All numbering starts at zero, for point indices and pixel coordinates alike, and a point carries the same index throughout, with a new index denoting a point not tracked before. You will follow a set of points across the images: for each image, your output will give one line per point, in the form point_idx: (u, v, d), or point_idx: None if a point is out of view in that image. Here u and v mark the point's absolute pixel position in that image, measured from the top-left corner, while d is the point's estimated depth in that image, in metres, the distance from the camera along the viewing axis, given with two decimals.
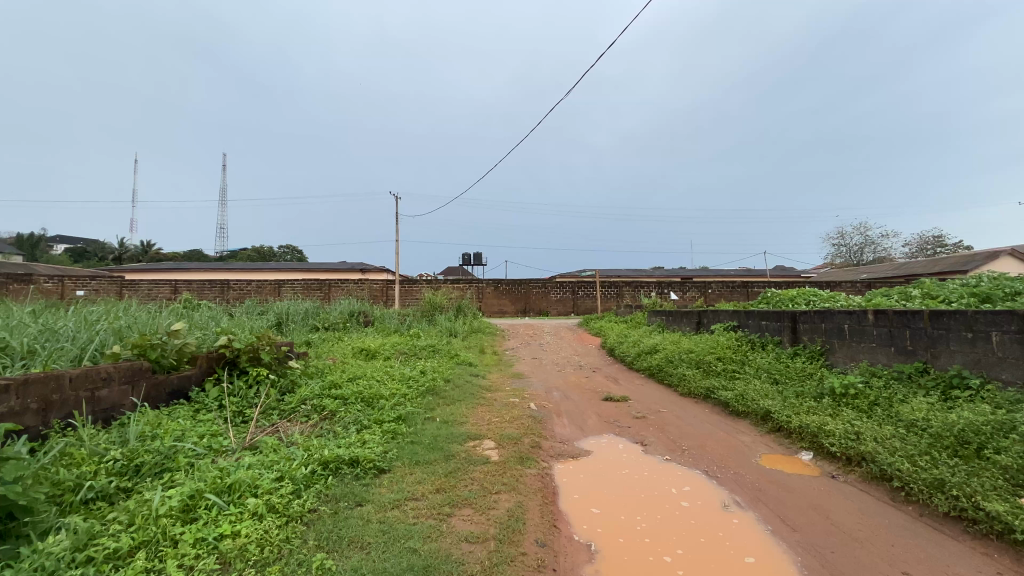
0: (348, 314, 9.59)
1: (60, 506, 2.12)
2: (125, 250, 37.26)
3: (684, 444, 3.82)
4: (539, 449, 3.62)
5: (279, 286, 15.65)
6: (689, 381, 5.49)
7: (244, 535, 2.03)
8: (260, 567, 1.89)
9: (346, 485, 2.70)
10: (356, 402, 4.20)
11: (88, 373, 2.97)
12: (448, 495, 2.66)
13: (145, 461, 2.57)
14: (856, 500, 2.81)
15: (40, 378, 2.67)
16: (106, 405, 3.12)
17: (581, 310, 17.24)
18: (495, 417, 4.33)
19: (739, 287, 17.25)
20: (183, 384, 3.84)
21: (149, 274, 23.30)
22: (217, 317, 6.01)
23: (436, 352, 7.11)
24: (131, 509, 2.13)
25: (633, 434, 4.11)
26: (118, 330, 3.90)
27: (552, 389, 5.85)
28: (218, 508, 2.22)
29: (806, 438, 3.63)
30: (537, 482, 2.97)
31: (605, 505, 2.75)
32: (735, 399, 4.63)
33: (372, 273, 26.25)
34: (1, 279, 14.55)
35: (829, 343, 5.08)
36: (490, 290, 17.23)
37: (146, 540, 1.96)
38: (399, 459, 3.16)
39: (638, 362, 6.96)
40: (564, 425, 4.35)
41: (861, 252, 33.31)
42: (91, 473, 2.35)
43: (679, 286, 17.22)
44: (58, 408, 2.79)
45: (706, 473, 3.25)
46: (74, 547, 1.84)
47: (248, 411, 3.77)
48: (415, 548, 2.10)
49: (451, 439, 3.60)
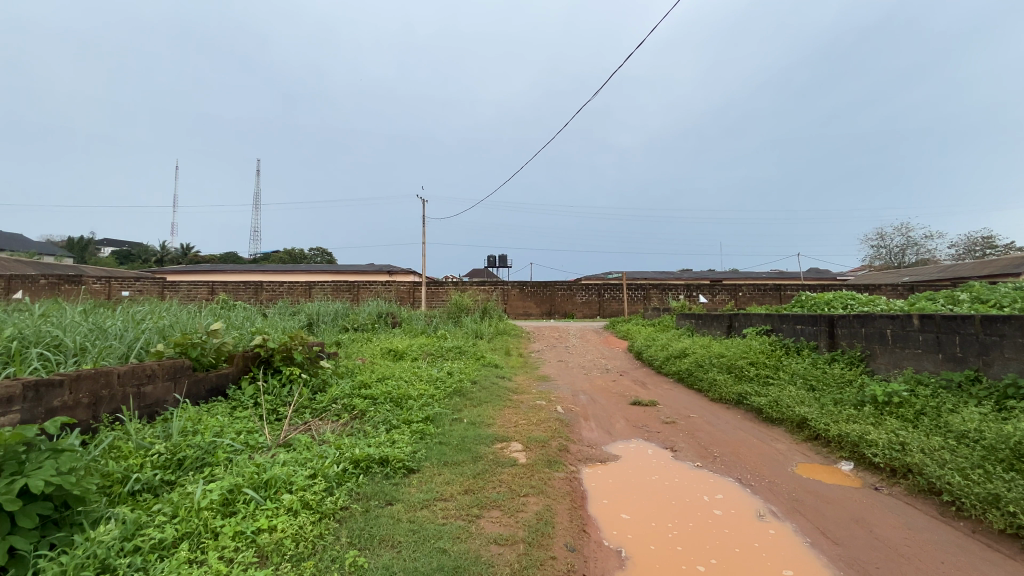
0: (376, 315, 9.77)
1: (110, 496, 2.23)
2: (166, 253, 39.09)
3: (716, 450, 3.74)
4: (567, 452, 3.60)
5: (309, 287, 16.13)
6: (720, 387, 5.36)
7: (280, 530, 2.08)
8: (295, 562, 1.94)
9: (376, 484, 2.74)
10: (385, 402, 4.27)
11: (135, 370, 3.11)
12: (477, 496, 2.67)
13: (187, 455, 2.68)
14: (902, 514, 2.68)
15: (90, 374, 2.81)
16: (151, 401, 3.26)
17: (607, 313, 17.06)
18: (522, 420, 4.33)
19: (772, 290, 16.75)
20: (221, 382, 3.99)
21: (189, 276, 24.28)
22: (252, 317, 6.20)
23: (463, 353, 7.16)
24: (174, 502, 2.22)
25: (662, 439, 4.04)
26: (162, 330, 4.07)
27: (578, 392, 5.80)
28: (255, 502, 2.29)
29: (845, 447, 3.50)
30: (565, 486, 2.95)
31: (635, 510, 2.71)
32: (769, 405, 4.50)
33: (399, 275, 26.65)
34: (53, 279, 15.46)
35: (870, 349, 4.88)
36: (515, 292, 17.23)
37: (189, 531, 2.04)
38: (427, 459, 3.19)
39: (667, 365, 6.84)
40: (592, 429, 4.31)
41: (902, 254, 31.86)
42: (137, 465, 2.46)
43: (708, 288, 16.83)
44: (107, 403, 2.93)
45: (739, 481, 3.16)
46: (123, 537, 1.93)
47: (282, 409, 3.88)
48: (444, 548, 2.12)
49: (478, 440, 3.62)
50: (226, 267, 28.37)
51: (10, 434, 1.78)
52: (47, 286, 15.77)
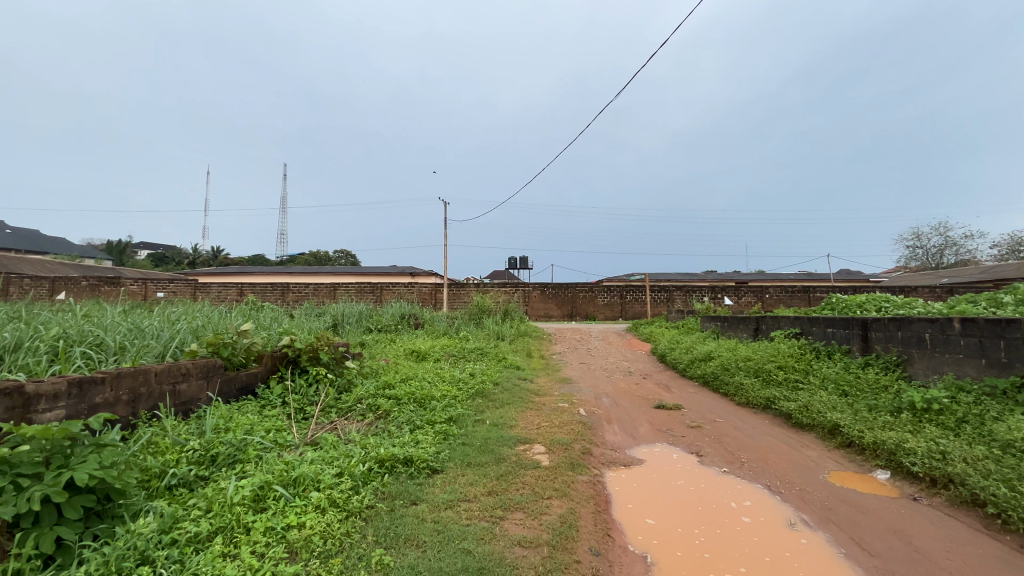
0: (399, 316, 9.89)
1: (148, 490, 2.31)
2: (197, 255, 40.41)
3: (744, 456, 3.65)
4: (590, 455, 3.58)
5: (334, 289, 16.46)
6: (747, 391, 5.24)
7: (309, 527, 2.12)
8: (324, 559, 1.97)
9: (401, 484, 2.77)
10: (409, 402, 4.32)
11: (171, 368, 3.22)
12: (500, 498, 2.67)
13: (220, 452, 2.76)
14: (942, 526, 2.58)
15: (130, 372, 2.92)
16: (186, 399, 3.37)
17: (629, 315, 16.88)
18: (544, 422, 4.32)
19: (800, 291, 16.32)
20: (250, 381, 4.10)
21: (219, 278, 25.03)
22: (280, 318, 6.35)
23: (485, 355, 7.18)
24: (208, 497, 2.29)
25: (687, 444, 3.97)
26: (195, 330, 4.21)
27: (601, 394, 5.75)
28: (285, 499, 2.34)
29: (881, 455, 3.38)
30: (589, 489, 2.93)
31: (661, 516, 2.67)
32: (799, 410, 4.37)
33: (421, 276, 26.93)
34: (93, 282, 16.13)
35: (907, 353, 4.70)
36: (536, 294, 17.22)
37: (222, 526, 2.10)
38: (451, 460, 3.21)
39: (691, 369, 6.72)
40: (615, 432, 4.27)
41: (940, 254, 30.60)
42: (173, 461, 2.55)
43: (734, 290, 16.48)
44: (145, 400, 3.04)
45: (769, 488, 3.08)
46: (161, 529, 2.00)
47: (309, 408, 3.96)
48: (468, 549, 2.12)
49: (501, 441, 3.63)
50: (255, 270, 29.16)
51: (57, 428, 1.87)
52: (88, 287, 16.47)
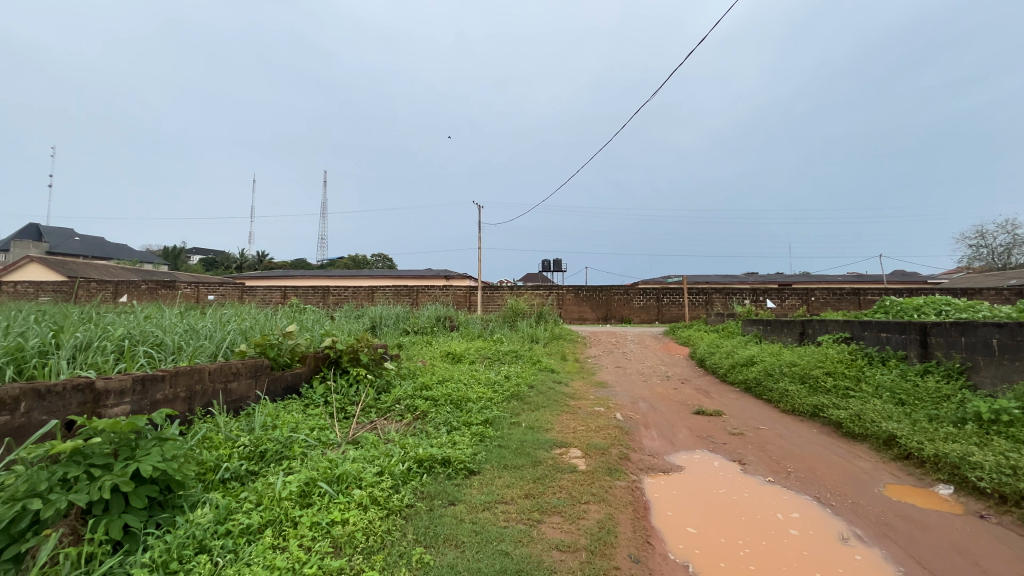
0: (435, 319, 10.05)
1: (204, 483, 2.45)
2: (245, 260, 42.39)
3: (790, 466, 3.50)
4: (628, 460, 3.52)
5: (372, 292, 16.90)
6: (793, 397, 5.03)
7: (352, 523, 2.19)
8: (367, 555, 2.03)
9: (439, 484, 2.82)
10: (445, 403, 4.38)
11: (223, 368, 3.40)
12: (537, 501, 2.67)
13: (268, 448, 2.88)
14: (1013, 546, 2.39)
15: (187, 371, 3.10)
16: (236, 397, 3.55)
17: (666, 318, 16.51)
18: (580, 426, 4.29)
19: (849, 294, 15.53)
20: (295, 381, 4.27)
21: (265, 281, 26.16)
22: (322, 321, 6.58)
23: (519, 357, 7.19)
24: (258, 491, 2.40)
25: (729, 451, 3.85)
26: (244, 331, 4.42)
27: (638, 399, 5.65)
28: (329, 495, 2.43)
29: (944, 469, 3.16)
30: (627, 496, 2.88)
31: (703, 525, 2.60)
32: (850, 419, 4.16)
33: (455, 279, 27.28)
34: (151, 285, 17.18)
35: (971, 360, 4.39)
36: (570, 296, 17.11)
37: (272, 519, 2.19)
38: (487, 461, 3.24)
39: (732, 374, 6.50)
40: (653, 438, 4.19)
41: (1007, 254, 28.44)
42: (226, 455, 2.69)
43: (777, 293, 15.86)
44: (200, 397, 3.22)
45: (818, 499, 2.94)
46: (216, 520, 2.11)
47: (350, 408, 4.08)
48: (506, 551, 2.13)
49: (537, 445, 3.62)
50: (298, 273, 30.32)
51: (124, 423, 2.00)
52: (147, 291, 17.52)
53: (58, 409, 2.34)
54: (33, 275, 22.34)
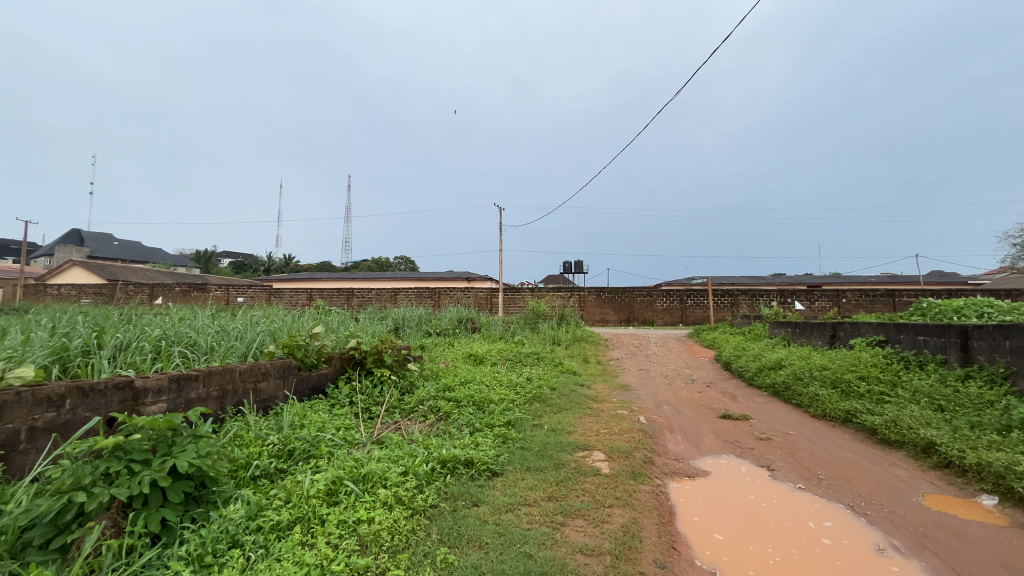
0: (457, 321, 10.11)
1: (236, 479, 2.52)
2: (272, 263, 43.49)
3: (821, 473, 3.40)
4: (652, 464, 3.48)
5: (395, 295, 17.13)
6: (823, 402, 4.88)
7: (377, 522, 2.22)
8: (392, 554, 2.06)
9: (462, 485, 2.84)
10: (468, 405, 4.41)
11: (253, 368, 3.49)
12: (560, 504, 2.66)
13: (296, 447, 2.95)
14: None
15: (219, 370, 3.19)
16: (266, 396, 3.65)
17: (690, 320, 16.23)
18: (603, 429, 4.25)
19: (883, 295, 14.97)
20: (321, 381, 4.36)
21: (292, 284, 26.78)
22: (347, 322, 6.71)
23: (541, 359, 7.18)
24: (287, 489, 2.46)
25: (757, 457, 3.76)
26: (272, 332, 4.54)
27: (662, 402, 5.57)
28: (355, 494, 2.47)
29: (988, 479, 3.02)
30: (652, 500, 2.84)
31: (730, 531, 2.54)
32: (885, 425, 4.02)
33: (476, 281, 27.43)
34: (184, 287, 17.81)
35: (1016, 365, 4.18)
36: (592, 298, 17.00)
37: (301, 516, 2.24)
38: (510, 463, 3.24)
39: (759, 378, 6.35)
40: (678, 442, 4.12)
41: None
42: (256, 453, 2.77)
43: (806, 294, 15.41)
44: (232, 396, 3.32)
45: (852, 508, 2.85)
46: (248, 516, 2.17)
47: (375, 408, 4.15)
48: (530, 553, 2.13)
49: (559, 447, 3.61)
50: (324, 276, 30.92)
51: (162, 420, 2.08)
52: (180, 293, 18.15)
53: (100, 407, 2.44)
54: (76, 278, 23.43)
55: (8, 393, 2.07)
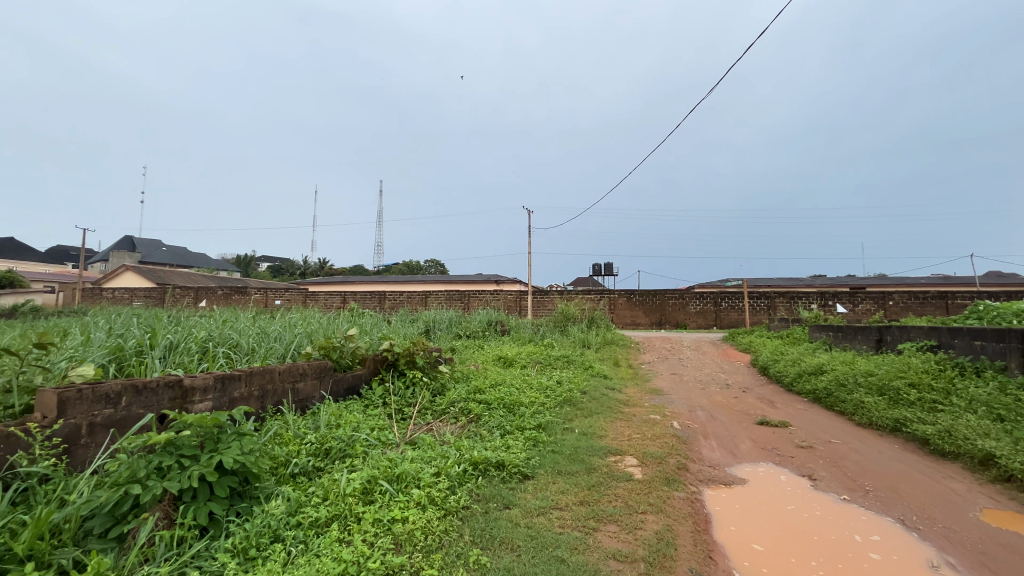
0: (486, 323, 10.18)
1: (277, 476, 2.61)
2: (308, 267, 44.89)
3: (868, 484, 3.25)
4: (686, 471, 3.40)
5: (425, 297, 17.39)
6: (869, 410, 4.66)
7: (411, 521, 2.25)
8: (425, 553, 2.09)
9: (494, 487, 2.85)
10: (499, 407, 4.43)
11: (291, 369, 3.61)
12: (593, 509, 2.64)
13: (333, 446, 3.03)
14: None
15: (260, 370, 3.32)
16: (303, 396, 3.77)
17: (724, 324, 15.79)
18: (636, 433, 4.19)
19: (934, 298, 14.16)
20: (356, 382, 4.47)
21: (329, 288, 27.51)
22: (379, 324, 6.86)
23: (571, 363, 7.14)
24: (325, 487, 2.53)
25: (798, 466, 3.62)
26: (309, 334, 4.68)
27: (695, 407, 5.45)
28: (390, 494, 2.52)
29: None
30: (687, 507, 2.78)
31: (770, 542, 2.46)
32: (938, 435, 3.80)
33: (505, 284, 27.57)
34: (226, 290, 18.62)
35: None
36: (622, 300, 16.77)
37: (338, 513, 2.30)
38: (541, 466, 3.23)
39: (799, 383, 6.12)
40: (713, 448, 4.02)
41: None
42: (295, 452, 2.86)
43: (849, 296, 14.75)
44: (272, 396, 3.44)
45: (902, 522, 2.70)
46: (288, 512, 2.25)
47: (407, 409, 4.22)
48: (562, 557, 2.12)
49: (591, 451, 3.58)
50: (358, 279, 31.59)
51: (210, 418, 2.18)
52: (222, 295, 18.97)
53: (152, 404, 2.58)
54: (128, 281, 24.80)
55: (71, 389, 2.20)
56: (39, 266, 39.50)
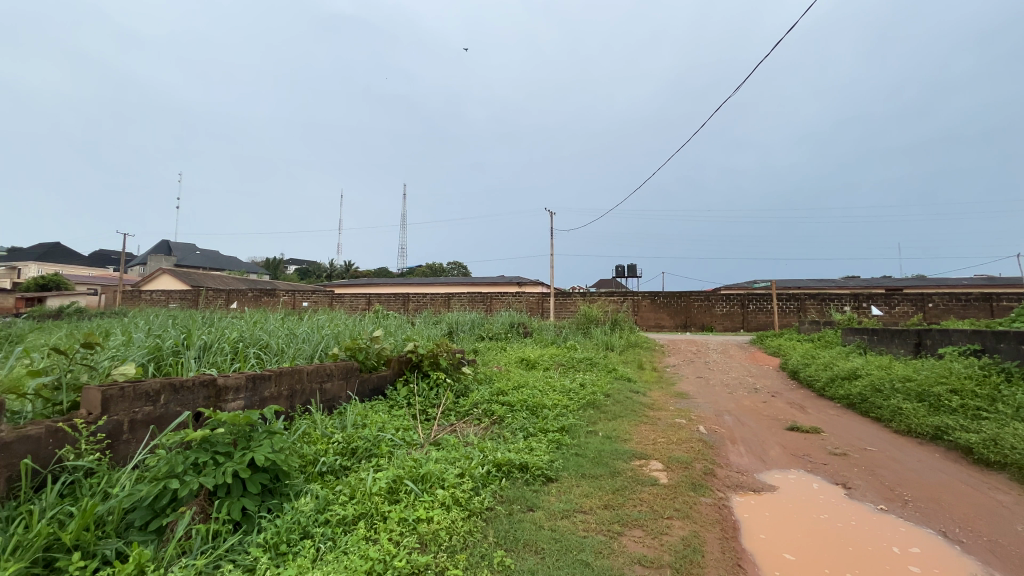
0: (509, 325, 10.20)
1: (306, 474, 2.68)
2: (334, 269, 45.81)
3: (906, 494, 3.12)
4: (713, 476, 3.33)
5: (448, 299, 17.52)
6: (908, 417, 4.48)
7: (436, 521, 2.28)
8: (450, 553, 2.10)
9: (518, 489, 2.85)
10: (522, 409, 4.42)
11: (319, 369, 3.70)
12: (618, 513, 2.61)
13: (359, 445, 3.09)
14: None
15: (289, 371, 3.41)
16: (330, 396, 3.85)
17: (752, 326, 15.42)
18: (661, 437, 4.13)
19: (977, 300, 13.51)
20: (381, 383, 4.54)
21: (354, 289, 28.05)
22: (403, 326, 6.95)
23: (594, 365, 7.08)
24: (352, 485, 2.57)
25: (831, 473, 3.50)
26: (336, 335, 4.78)
27: (722, 412, 5.33)
28: (415, 493, 2.55)
29: None
30: (714, 514, 2.72)
31: (802, 552, 2.39)
32: (983, 444, 3.63)
33: (527, 286, 27.61)
34: (256, 292, 19.18)
35: None
36: (646, 302, 16.56)
37: (365, 511, 2.34)
38: (565, 469, 3.22)
39: (832, 388, 5.92)
40: (741, 453, 3.93)
41: None
42: (323, 450, 2.92)
43: (884, 298, 14.21)
44: (300, 396, 3.53)
45: (944, 535, 2.59)
46: (317, 509, 2.30)
47: (431, 410, 4.26)
48: (587, 561, 2.11)
49: (615, 455, 3.54)
50: (383, 281, 32.04)
51: (242, 416, 2.25)
52: (252, 297, 19.52)
53: (188, 402, 2.68)
54: (164, 284, 25.76)
55: (114, 387, 2.31)
56: (82, 270, 41.44)
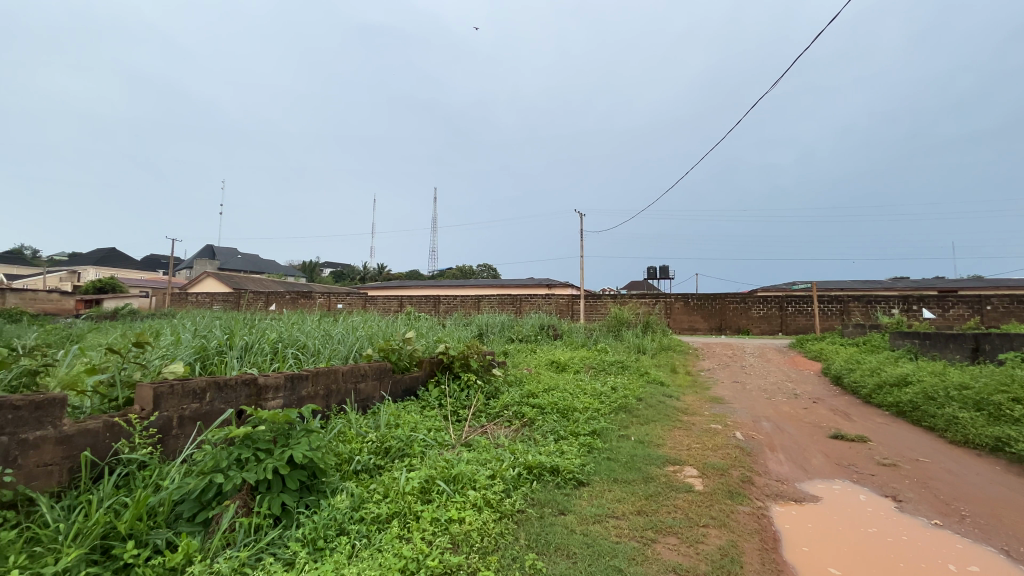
0: (539, 327, 10.18)
1: (341, 472, 2.74)
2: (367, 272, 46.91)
3: (963, 508, 2.94)
4: (751, 484, 3.22)
5: (478, 301, 17.67)
6: (965, 427, 4.21)
7: (468, 522, 2.29)
8: (482, 555, 2.11)
9: (549, 492, 2.83)
10: (552, 412, 4.41)
11: (353, 370, 3.79)
12: (651, 519, 2.56)
13: (392, 445, 3.14)
14: None
15: (325, 370, 3.50)
16: (365, 396, 3.94)
17: (791, 329, 14.88)
18: (695, 443, 4.02)
19: None
20: (413, 383, 4.60)
21: (387, 291, 28.66)
22: (435, 327, 7.03)
23: (626, 368, 6.97)
24: (385, 484, 2.62)
25: (879, 485, 3.33)
26: (370, 336, 4.88)
27: (760, 418, 5.15)
28: (447, 494, 2.57)
29: None
30: (753, 523, 2.63)
31: (848, 567, 2.28)
32: None
33: (556, 287, 27.53)
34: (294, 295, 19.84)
35: None
36: (679, 304, 16.20)
37: (398, 510, 2.37)
38: (597, 473, 3.18)
39: (879, 395, 5.63)
40: (781, 461, 3.79)
41: None
42: (357, 449, 2.99)
43: (937, 300, 13.43)
44: (336, 395, 3.62)
45: (1006, 553, 2.42)
46: (352, 507, 2.36)
47: (462, 411, 4.30)
48: (620, 567, 2.07)
49: (648, 460, 3.47)
50: (414, 283, 32.53)
51: (281, 414, 2.33)
52: (290, 299, 20.19)
53: (232, 400, 2.79)
54: (209, 286, 26.99)
55: (164, 385, 2.43)
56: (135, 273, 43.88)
